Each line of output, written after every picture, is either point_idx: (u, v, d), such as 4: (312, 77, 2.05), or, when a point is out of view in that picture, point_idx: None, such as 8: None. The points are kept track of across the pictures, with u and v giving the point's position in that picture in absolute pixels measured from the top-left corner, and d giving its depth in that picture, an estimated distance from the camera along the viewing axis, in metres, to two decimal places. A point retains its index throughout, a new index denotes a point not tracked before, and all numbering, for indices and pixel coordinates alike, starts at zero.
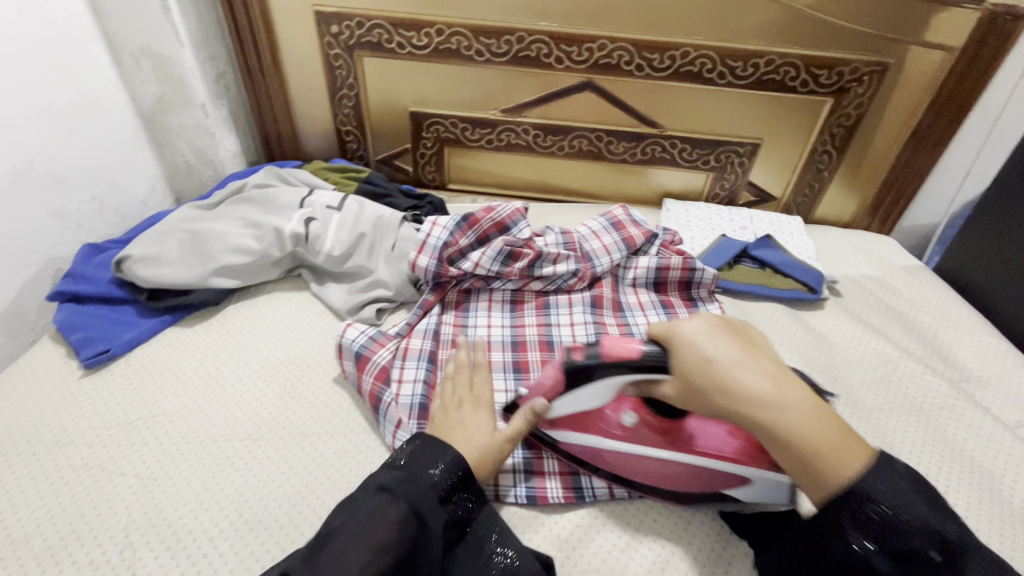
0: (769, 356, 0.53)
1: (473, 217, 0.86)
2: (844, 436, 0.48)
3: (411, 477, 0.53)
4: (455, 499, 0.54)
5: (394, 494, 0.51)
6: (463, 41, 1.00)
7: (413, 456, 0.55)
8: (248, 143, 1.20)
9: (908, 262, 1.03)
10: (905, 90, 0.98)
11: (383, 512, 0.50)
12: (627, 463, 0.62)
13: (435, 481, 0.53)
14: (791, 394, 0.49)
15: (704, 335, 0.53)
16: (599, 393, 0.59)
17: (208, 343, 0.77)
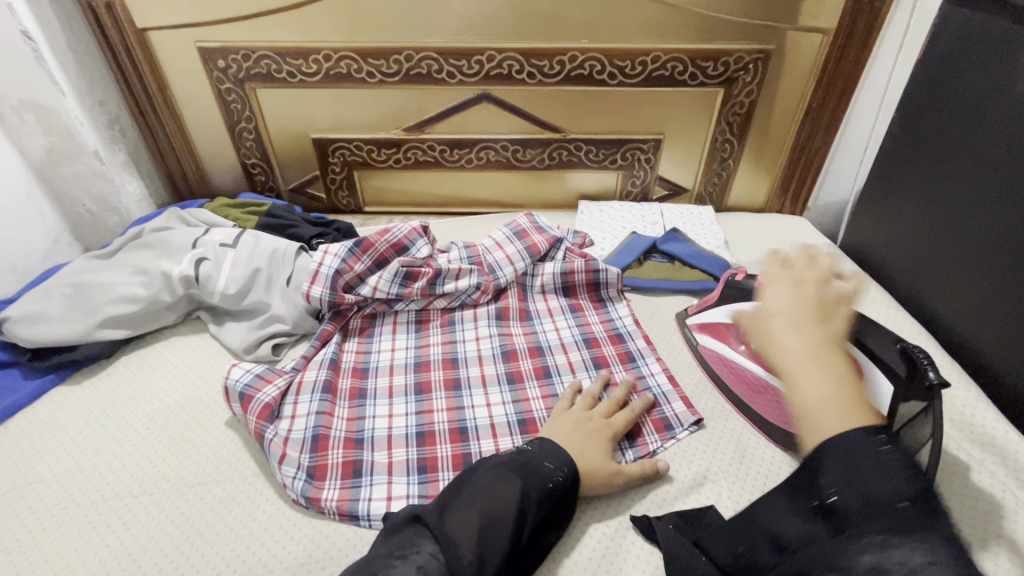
0: (832, 332, 0.53)
1: (367, 240, 0.84)
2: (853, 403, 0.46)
3: (532, 465, 0.57)
4: (559, 496, 0.56)
5: (517, 475, 0.55)
6: (352, 64, 0.99)
7: (540, 447, 0.60)
8: (155, 185, 1.17)
9: (815, 240, 1.05)
10: (791, 74, 1.00)
11: (504, 481, 0.54)
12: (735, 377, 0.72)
13: (552, 476, 0.56)
14: (822, 355, 0.50)
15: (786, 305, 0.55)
16: None
17: (97, 398, 0.75)
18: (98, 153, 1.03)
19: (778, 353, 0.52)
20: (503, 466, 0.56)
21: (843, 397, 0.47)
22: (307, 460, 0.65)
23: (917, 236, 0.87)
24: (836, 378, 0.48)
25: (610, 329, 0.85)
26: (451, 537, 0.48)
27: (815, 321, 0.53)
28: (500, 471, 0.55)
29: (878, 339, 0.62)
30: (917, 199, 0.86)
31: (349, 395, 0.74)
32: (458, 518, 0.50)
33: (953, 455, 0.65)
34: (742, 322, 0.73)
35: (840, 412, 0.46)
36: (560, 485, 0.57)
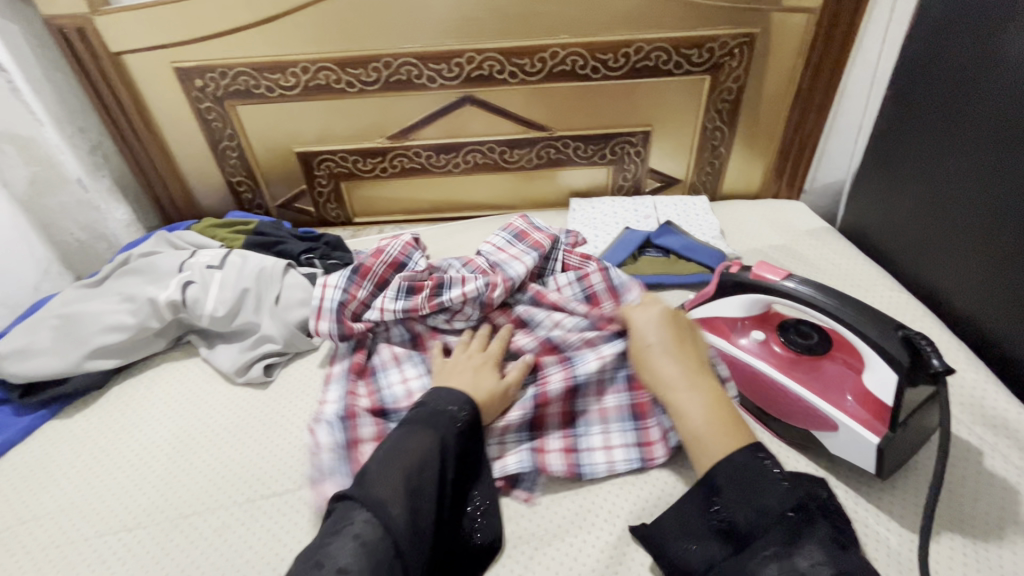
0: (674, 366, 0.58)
1: (364, 265, 0.81)
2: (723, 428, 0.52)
3: (431, 413, 0.57)
4: (466, 437, 0.58)
5: (424, 430, 0.55)
6: (331, 75, 0.98)
7: (436, 397, 0.59)
8: (143, 209, 1.16)
9: (812, 224, 1.02)
10: (778, 56, 0.97)
11: (415, 439, 0.54)
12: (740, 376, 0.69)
13: (454, 415, 0.58)
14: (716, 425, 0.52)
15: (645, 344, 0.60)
16: (749, 306, 0.68)
17: (89, 431, 0.74)
18: (81, 181, 1.02)
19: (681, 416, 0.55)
20: (409, 426, 0.56)
21: (717, 418, 0.53)
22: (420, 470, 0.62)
23: (916, 214, 0.84)
24: (714, 404, 0.54)
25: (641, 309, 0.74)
26: (379, 505, 0.48)
27: (677, 335, 0.61)
28: (406, 430, 0.55)
29: (879, 326, 0.56)
30: (914, 177, 0.84)
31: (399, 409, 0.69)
32: (386, 479, 0.50)
33: (964, 439, 0.63)
34: (740, 315, 0.70)
35: (720, 437, 0.51)
36: (462, 426, 0.58)
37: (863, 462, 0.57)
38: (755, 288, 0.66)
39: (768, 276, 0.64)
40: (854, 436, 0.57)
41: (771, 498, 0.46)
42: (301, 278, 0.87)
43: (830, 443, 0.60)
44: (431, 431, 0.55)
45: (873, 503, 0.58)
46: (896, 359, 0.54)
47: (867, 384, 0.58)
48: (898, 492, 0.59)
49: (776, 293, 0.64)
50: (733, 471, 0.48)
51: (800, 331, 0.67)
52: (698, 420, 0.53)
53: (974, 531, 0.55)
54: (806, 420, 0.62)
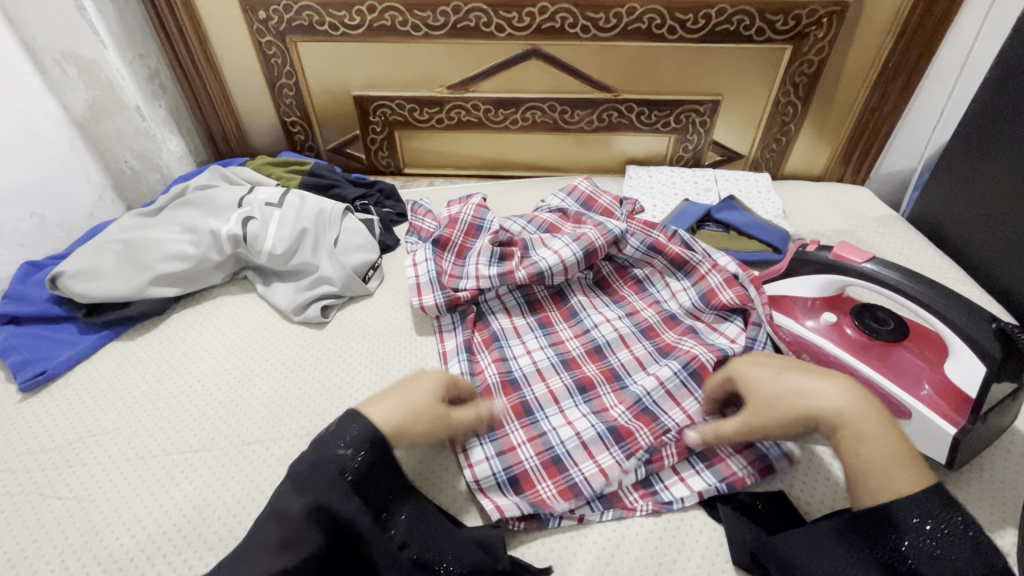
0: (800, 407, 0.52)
1: (443, 237, 0.82)
2: (902, 452, 0.48)
3: (320, 464, 0.49)
4: (366, 481, 0.50)
5: (292, 480, 0.49)
6: (397, 16, 0.94)
7: (325, 430, 0.52)
8: (194, 143, 1.15)
9: (879, 212, 0.99)
10: (867, 30, 0.92)
11: (282, 510, 0.47)
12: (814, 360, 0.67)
13: (341, 462, 0.49)
14: (891, 449, 0.48)
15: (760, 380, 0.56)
16: (822, 287, 0.67)
17: (151, 355, 0.75)
18: (139, 109, 1.00)
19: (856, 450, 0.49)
20: (286, 482, 0.49)
21: (894, 450, 0.48)
22: (533, 462, 0.61)
23: (999, 209, 0.81)
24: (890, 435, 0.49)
25: (726, 273, 0.74)
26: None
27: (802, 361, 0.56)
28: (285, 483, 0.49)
29: (970, 316, 0.54)
30: (1001, 169, 0.80)
31: (588, 355, 0.74)
32: (245, 560, 0.45)
33: None
34: (811, 295, 0.68)
35: (903, 471, 0.46)
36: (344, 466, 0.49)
37: (937, 453, 0.57)
38: (831, 269, 0.64)
39: (850, 257, 0.62)
40: (928, 424, 0.56)
41: (960, 557, 0.42)
42: (358, 223, 0.87)
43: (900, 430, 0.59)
44: (301, 483, 0.48)
45: None
46: (988, 351, 0.53)
47: (949, 374, 0.57)
48: (970, 485, 0.58)
49: (856, 275, 0.62)
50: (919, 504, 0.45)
51: (876, 317, 0.65)
52: (880, 448, 0.48)
53: None
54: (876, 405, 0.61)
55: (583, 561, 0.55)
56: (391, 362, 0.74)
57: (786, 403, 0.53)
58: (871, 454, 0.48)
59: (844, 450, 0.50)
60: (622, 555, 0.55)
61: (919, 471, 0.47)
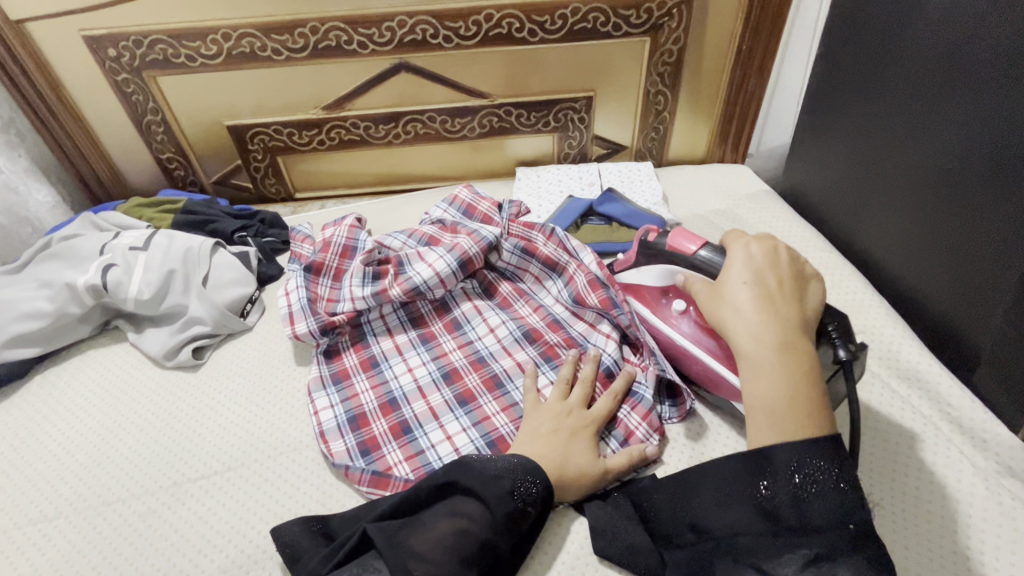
0: (767, 320, 0.54)
1: (316, 262, 0.80)
2: (815, 402, 0.50)
3: (500, 482, 0.53)
4: (530, 506, 0.53)
5: (488, 509, 0.52)
6: (255, 42, 0.92)
7: (527, 472, 0.54)
8: (67, 190, 1.10)
9: (754, 188, 1.03)
10: (718, 16, 0.96)
11: (455, 521, 0.51)
12: (671, 349, 0.69)
13: (515, 488, 0.53)
14: (794, 382, 0.50)
15: (751, 276, 0.57)
16: (662, 275, 0.68)
17: (8, 423, 0.71)
18: None
19: (766, 370, 0.52)
20: (478, 503, 0.52)
21: (798, 392, 0.50)
22: (406, 475, 0.62)
23: (849, 178, 0.85)
24: (787, 375, 0.51)
25: (591, 274, 0.76)
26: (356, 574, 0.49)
27: (773, 274, 0.57)
28: (465, 502, 0.52)
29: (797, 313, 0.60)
30: (845, 139, 0.85)
31: (471, 366, 0.74)
32: (420, 546, 0.49)
33: (880, 395, 0.66)
34: (659, 284, 0.69)
35: (794, 419, 0.49)
36: (527, 519, 0.53)
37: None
38: (670, 257, 0.66)
39: (684, 245, 0.64)
40: None
41: (827, 510, 0.46)
42: (231, 257, 0.84)
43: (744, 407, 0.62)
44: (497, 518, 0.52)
45: None
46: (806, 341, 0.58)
47: None
48: None
49: (689, 263, 0.64)
50: (796, 463, 0.48)
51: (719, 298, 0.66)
52: (774, 390, 0.51)
53: (884, 483, 0.58)
54: (720, 386, 0.64)
55: None
56: (267, 398, 0.72)
57: (734, 310, 0.56)
58: (780, 386, 0.50)
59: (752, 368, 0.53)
60: None
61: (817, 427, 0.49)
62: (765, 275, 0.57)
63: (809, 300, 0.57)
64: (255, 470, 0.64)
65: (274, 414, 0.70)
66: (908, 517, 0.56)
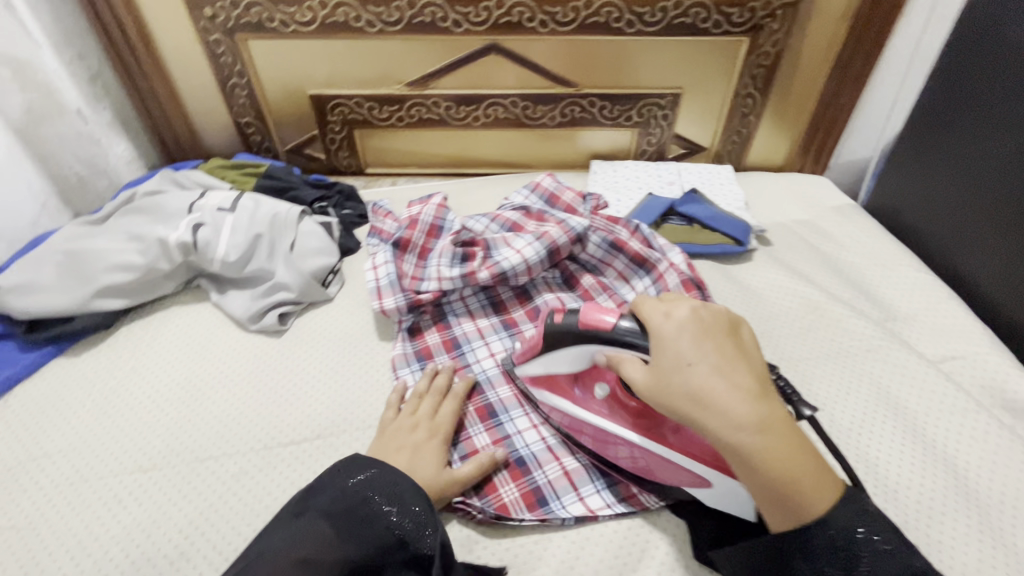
0: (743, 396, 0.47)
1: (404, 238, 0.80)
2: (816, 473, 0.46)
3: (356, 499, 0.50)
4: (379, 517, 0.49)
5: (335, 523, 0.48)
6: (350, 12, 0.92)
7: (373, 480, 0.51)
8: (143, 146, 1.10)
9: (839, 201, 1.00)
10: (820, 21, 0.93)
11: (306, 534, 0.47)
12: (603, 443, 0.59)
13: (368, 497, 0.50)
14: (791, 461, 0.46)
15: (691, 337, 0.50)
16: (574, 359, 0.58)
17: (96, 372, 0.71)
18: (81, 112, 0.96)
19: (763, 467, 0.46)
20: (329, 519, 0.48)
21: (803, 470, 0.46)
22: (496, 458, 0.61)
23: (949, 199, 0.83)
24: (786, 456, 0.46)
25: (683, 274, 0.75)
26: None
27: (716, 338, 0.50)
28: (316, 517, 0.48)
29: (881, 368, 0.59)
30: (949, 158, 0.82)
31: None
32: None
33: (983, 424, 0.65)
34: (572, 371, 0.59)
35: (815, 492, 0.46)
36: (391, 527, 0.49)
37: (721, 505, 0.53)
38: (584, 339, 0.55)
39: (604, 319, 0.54)
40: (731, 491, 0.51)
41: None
42: (316, 226, 0.84)
43: (687, 484, 0.54)
44: (343, 533, 0.47)
45: (894, 488, 0.60)
46: None
47: None
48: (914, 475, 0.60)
49: (610, 339, 0.54)
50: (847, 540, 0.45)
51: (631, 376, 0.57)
52: (777, 477, 0.46)
53: (991, 515, 0.57)
54: (660, 469, 0.55)
55: (545, 571, 0.54)
56: (352, 369, 0.72)
57: (701, 397, 0.47)
58: (784, 474, 0.45)
59: (745, 468, 0.46)
60: (585, 558, 0.55)
61: (832, 491, 0.47)
62: (700, 342, 0.50)
63: (749, 353, 0.52)
64: (343, 441, 0.64)
65: (359, 386, 0.70)
66: (1012, 548, 0.55)
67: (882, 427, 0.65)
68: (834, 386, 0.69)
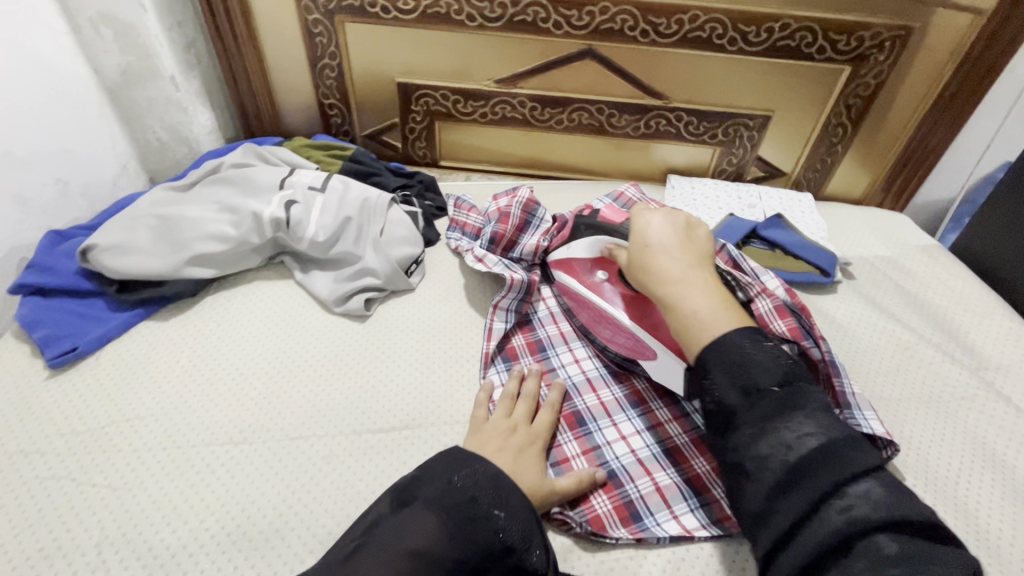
0: (685, 268, 0.59)
1: (497, 233, 0.80)
2: (734, 320, 0.54)
3: (457, 497, 0.48)
4: (482, 515, 0.48)
5: (442, 515, 0.47)
6: (453, 4, 0.92)
7: (478, 478, 0.50)
8: (224, 117, 1.11)
9: (922, 240, 0.99)
10: (927, 57, 0.91)
11: (412, 529, 0.45)
12: (591, 312, 0.71)
13: (470, 495, 0.49)
14: (714, 309, 0.55)
15: (655, 230, 0.63)
16: (590, 247, 0.72)
17: (184, 338, 0.71)
18: (174, 79, 0.96)
19: (684, 310, 0.56)
20: (433, 515, 0.46)
21: (719, 315, 0.55)
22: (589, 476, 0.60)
23: None
24: (711, 307, 0.55)
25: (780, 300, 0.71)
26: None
27: (681, 240, 0.62)
28: (422, 509, 0.47)
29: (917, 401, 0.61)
30: None
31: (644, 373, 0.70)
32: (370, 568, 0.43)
33: None
34: (589, 257, 0.72)
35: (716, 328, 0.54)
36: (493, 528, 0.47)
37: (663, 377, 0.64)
38: (602, 228, 0.72)
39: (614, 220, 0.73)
40: (666, 363, 0.63)
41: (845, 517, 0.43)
42: (402, 215, 0.84)
43: (648, 361, 0.66)
44: (451, 526, 0.46)
45: (996, 544, 0.57)
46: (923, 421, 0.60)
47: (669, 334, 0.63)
48: (1016, 531, 0.59)
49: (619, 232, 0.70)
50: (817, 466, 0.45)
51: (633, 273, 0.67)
52: (698, 318, 0.55)
53: None
54: (633, 345, 0.67)
55: None
56: (436, 361, 0.71)
57: (654, 269, 0.60)
58: (701, 315, 0.55)
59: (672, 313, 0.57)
60: None
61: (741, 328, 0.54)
62: (664, 235, 0.63)
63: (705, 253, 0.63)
64: (432, 434, 0.63)
65: (444, 379, 0.69)
66: None
67: (979, 477, 0.63)
68: (928, 431, 0.68)
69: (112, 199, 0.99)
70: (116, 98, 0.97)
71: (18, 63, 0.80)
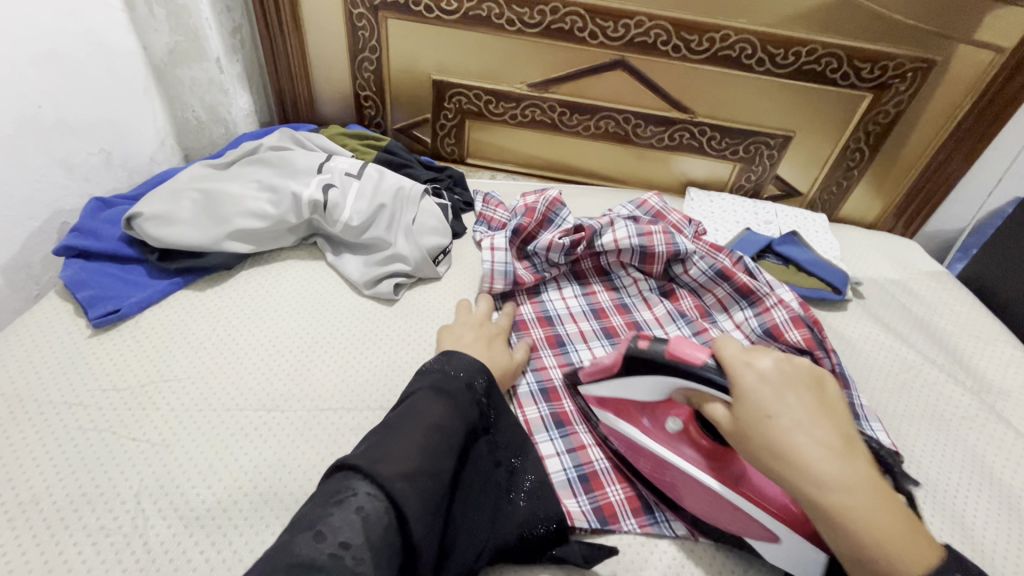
0: (827, 442, 0.44)
1: (521, 226, 0.82)
2: (897, 517, 0.42)
3: (456, 384, 0.57)
4: (478, 403, 0.58)
5: (446, 398, 0.55)
6: (494, 8, 0.95)
7: (467, 366, 0.60)
8: (260, 102, 1.14)
9: (931, 266, 1.02)
10: (946, 90, 0.95)
11: (425, 417, 0.52)
12: (667, 477, 0.59)
13: (467, 381, 0.58)
14: (877, 508, 0.42)
15: (772, 385, 0.47)
16: (652, 389, 0.58)
17: (220, 308, 0.74)
18: (218, 61, 0.99)
19: (848, 519, 0.41)
20: (442, 400, 0.55)
21: (888, 519, 0.41)
22: (604, 465, 0.64)
23: None
24: (874, 505, 0.42)
25: (793, 311, 0.76)
26: (399, 473, 0.45)
27: (808, 396, 0.47)
28: (427, 394, 0.55)
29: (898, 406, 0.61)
30: None
31: None
32: (398, 447, 0.48)
33: None
34: (653, 400, 0.59)
35: (896, 542, 0.41)
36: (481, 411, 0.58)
37: (780, 558, 0.53)
38: (668, 369, 0.55)
39: (689, 353, 0.54)
40: (796, 545, 0.51)
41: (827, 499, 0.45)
42: (433, 206, 0.87)
43: (756, 536, 0.54)
44: (453, 406, 0.55)
45: (991, 557, 0.60)
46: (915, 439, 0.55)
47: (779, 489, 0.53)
48: (1010, 546, 0.61)
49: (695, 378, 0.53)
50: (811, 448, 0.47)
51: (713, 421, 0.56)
52: (862, 522, 0.41)
53: None
54: (728, 517, 0.55)
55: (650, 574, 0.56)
56: None
57: (790, 452, 0.43)
58: (864, 521, 0.41)
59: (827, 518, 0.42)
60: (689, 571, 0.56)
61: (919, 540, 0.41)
62: (785, 397, 0.46)
63: (835, 409, 0.47)
64: None
65: None
66: None
67: (977, 494, 0.66)
68: (930, 447, 0.70)
69: (148, 172, 1.02)
70: (161, 75, 1.00)
71: (75, 35, 0.83)
